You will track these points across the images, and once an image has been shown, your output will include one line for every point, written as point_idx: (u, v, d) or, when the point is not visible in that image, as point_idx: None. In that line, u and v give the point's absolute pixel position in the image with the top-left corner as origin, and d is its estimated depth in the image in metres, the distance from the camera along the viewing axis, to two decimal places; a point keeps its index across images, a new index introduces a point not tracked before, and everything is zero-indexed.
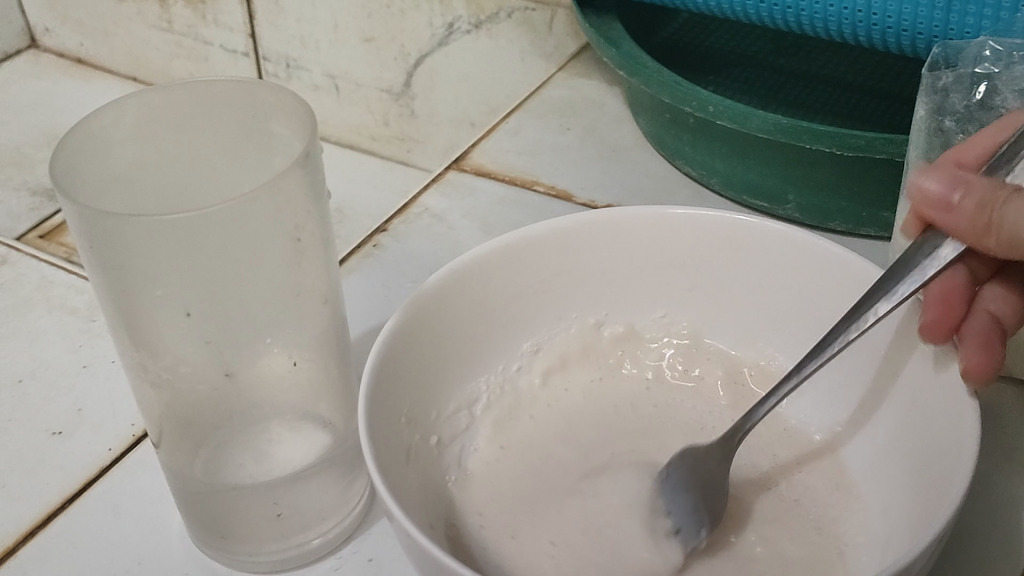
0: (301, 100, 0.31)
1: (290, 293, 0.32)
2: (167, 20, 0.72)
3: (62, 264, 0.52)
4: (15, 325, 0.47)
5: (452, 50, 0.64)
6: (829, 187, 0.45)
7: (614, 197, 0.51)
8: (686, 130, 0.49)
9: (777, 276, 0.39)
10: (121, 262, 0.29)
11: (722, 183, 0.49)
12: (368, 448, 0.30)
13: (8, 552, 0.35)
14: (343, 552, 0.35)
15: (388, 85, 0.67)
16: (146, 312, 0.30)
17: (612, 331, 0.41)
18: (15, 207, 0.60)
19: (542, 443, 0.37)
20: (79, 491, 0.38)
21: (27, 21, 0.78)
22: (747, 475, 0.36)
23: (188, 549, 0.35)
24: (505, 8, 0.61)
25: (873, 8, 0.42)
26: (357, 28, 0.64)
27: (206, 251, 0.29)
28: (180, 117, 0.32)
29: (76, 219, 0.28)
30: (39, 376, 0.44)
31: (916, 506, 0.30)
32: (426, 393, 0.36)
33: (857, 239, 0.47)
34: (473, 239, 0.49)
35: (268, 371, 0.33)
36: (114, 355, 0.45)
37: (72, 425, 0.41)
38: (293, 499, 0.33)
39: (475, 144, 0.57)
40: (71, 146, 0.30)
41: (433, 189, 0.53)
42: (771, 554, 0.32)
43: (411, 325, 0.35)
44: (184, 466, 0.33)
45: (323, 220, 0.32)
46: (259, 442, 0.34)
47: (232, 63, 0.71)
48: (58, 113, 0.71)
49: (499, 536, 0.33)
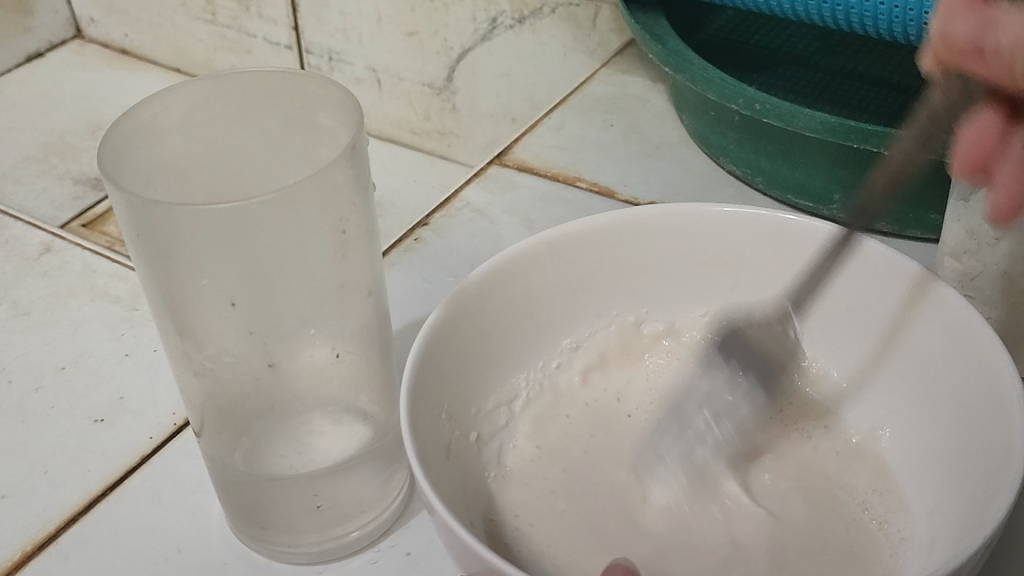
0: (346, 91, 0.31)
1: (334, 284, 0.32)
2: (210, 12, 0.72)
3: (104, 253, 0.52)
4: (59, 313, 0.48)
5: (495, 46, 0.63)
6: (876, 187, 0.44)
7: (656, 195, 0.51)
8: (731, 128, 0.48)
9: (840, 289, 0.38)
10: (168, 251, 0.29)
11: (767, 181, 0.48)
12: (410, 442, 0.30)
13: (50, 537, 0.36)
14: (382, 545, 0.35)
15: (430, 80, 0.65)
16: (190, 301, 0.30)
17: (651, 329, 0.41)
18: (58, 195, 0.61)
19: (582, 437, 0.37)
20: (122, 478, 0.38)
21: (73, 12, 0.79)
22: (788, 475, 0.35)
23: (228, 539, 0.35)
24: (549, 4, 0.61)
25: (924, 7, 0.41)
26: (399, 22, 0.64)
27: (252, 241, 0.29)
28: (228, 106, 0.32)
29: (123, 208, 0.28)
30: (83, 363, 0.44)
31: (963, 510, 0.30)
32: (466, 388, 0.36)
33: (904, 240, 0.46)
34: (515, 234, 0.49)
35: (310, 364, 0.34)
36: (157, 344, 0.45)
37: (114, 412, 0.41)
38: (333, 492, 0.33)
39: (517, 139, 0.57)
40: (120, 136, 0.30)
41: (475, 184, 0.53)
42: (812, 554, 0.32)
43: (452, 319, 0.35)
44: (224, 455, 0.33)
45: (368, 213, 0.32)
46: (299, 432, 0.34)
47: (275, 55, 0.71)
48: (102, 103, 0.72)
49: (540, 531, 0.33)
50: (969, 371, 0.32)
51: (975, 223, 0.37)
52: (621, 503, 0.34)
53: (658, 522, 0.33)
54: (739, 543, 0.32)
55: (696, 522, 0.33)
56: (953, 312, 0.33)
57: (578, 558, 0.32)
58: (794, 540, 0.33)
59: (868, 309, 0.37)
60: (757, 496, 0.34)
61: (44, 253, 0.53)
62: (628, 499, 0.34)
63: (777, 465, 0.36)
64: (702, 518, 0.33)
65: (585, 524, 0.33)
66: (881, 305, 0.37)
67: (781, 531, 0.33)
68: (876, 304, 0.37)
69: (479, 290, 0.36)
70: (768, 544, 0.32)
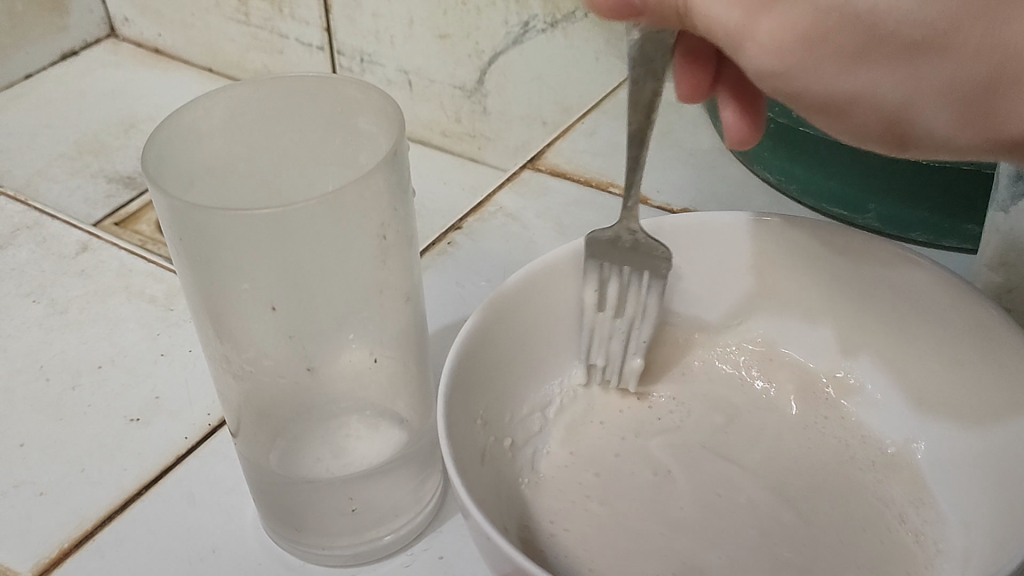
0: (386, 97, 0.31)
1: (373, 289, 0.32)
2: (243, 12, 0.72)
3: (139, 252, 0.53)
4: (95, 313, 0.48)
5: (529, 48, 0.62)
6: (910, 196, 0.44)
7: (689, 202, 0.51)
8: (765, 135, 0.48)
9: (883, 307, 0.38)
10: (210, 256, 0.29)
11: (800, 190, 0.48)
12: (447, 447, 0.30)
13: (87, 535, 0.36)
14: (414, 549, 0.35)
15: (461, 82, 0.66)
16: (232, 305, 0.31)
17: (686, 337, 0.41)
18: (92, 194, 0.61)
19: (616, 442, 0.37)
20: (157, 477, 0.38)
21: (107, 11, 0.80)
22: (822, 485, 0.35)
23: (263, 541, 0.35)
24: (582, 9, 0.61)
25: None
26: (431, 25, 0.64)
27: (293, 247, 0.29)
28: (270, 112, 0.32)
29: (167, 212, 0.28)
30: (119, 362, 0.44)
31: (1001, 524, 0.30)
32: (501, 394, 0.36)
33: (939, 250, 0.46)
34: (547, 239, 0.49)
35: (347, 367, 0.34)
36: (192, 344, 0.45)
37: (150, 412, 0.41)
38: (367, 496, 0.33)
39: (550, 143, 0.57)
40: (163, 140, 0.30)
41: (508, 189, 0.53)
42: (844, 566, 0.32)
43: (488, 327, 0.35)
44: (260, 457, 0.34)
45: (407, 219, 0.32)
46: (336, 436, 0.34)
47: (307, 56, 0.71)
48: (135, 101, 0.72)
49: (575, 537, 0.33)
50: (1007, 385, 0.32)
51: (1014, 236, 0.37)
52: (652, 509, 0.34)
53: (692, 531, 0.33)
54: (773, 552, 0.32)
55: (728, 530, 0.33)
56: (989, 325, 0.33)
57: (612, 563, 0.32)
58: (829, 550, 0.33)
59: (902, 320, 0.37)
60: (792, 504, 0.34)
61: (81, 252, 0.53)
62: (661, 506, 0.34)
63: (810, 473, 0.36)
64: (735, 526, 0.33)
65: (619, 530, 0.33)
66: (915, 316, 0.37)
67: (812, 541, 0.33)
68: (909, 315, 0.37)
69: (513, 298, 0.36)
70: (802, 553, 0.32)
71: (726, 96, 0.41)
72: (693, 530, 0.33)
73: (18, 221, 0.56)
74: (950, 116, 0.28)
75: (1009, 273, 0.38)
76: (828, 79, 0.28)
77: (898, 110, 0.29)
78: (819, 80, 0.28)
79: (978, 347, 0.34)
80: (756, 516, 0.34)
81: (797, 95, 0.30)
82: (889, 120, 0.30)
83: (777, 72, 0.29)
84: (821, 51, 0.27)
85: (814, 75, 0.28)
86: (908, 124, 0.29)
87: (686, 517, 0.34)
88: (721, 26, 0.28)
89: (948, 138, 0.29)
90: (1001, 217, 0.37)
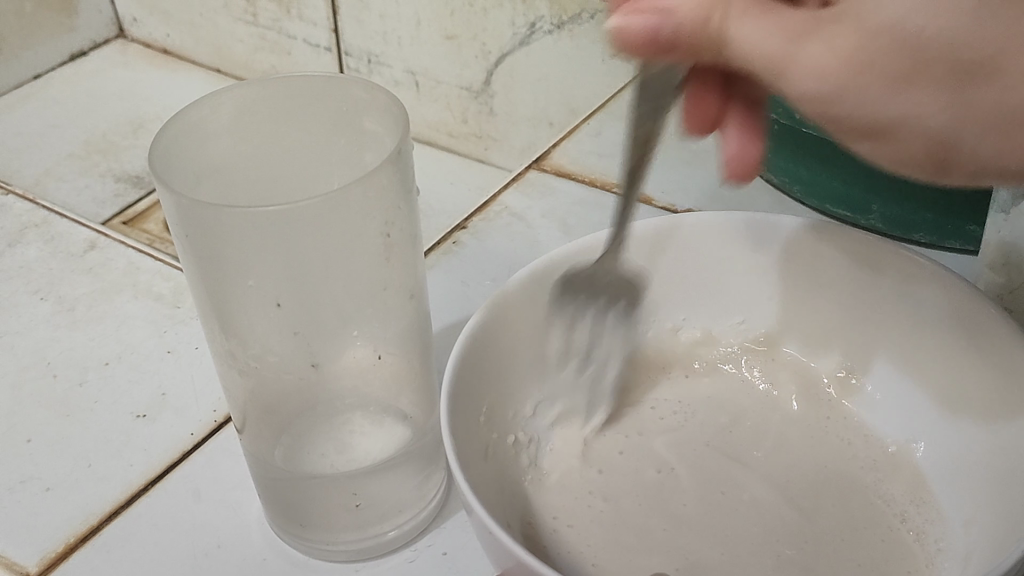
0: (392, 97, 0.31)
1: (378, 286, 0.32)
2: (252, 13, 0.72)
3: (147, 251, 0.53)
4: (103, 310, 0.48)
5: (534, 50, 0.63)
6: (914, 196, 0.44)
7: (693, 202, 0.51)
8: (771, 136, 0.49)
9: (882, 312, 0.38)
10: (215, 253, 0.30)
11: (805, 190, 0.49)
12: (450, 444, 0.30)
13: (92, 530, 0.36)
14: (418, 545, 0.35)
15: (468, 83, 0.66)
16: (237, 302, 0.31)
17: (689, 336, 0.42)
18: (100, 194, 0.62)
19: (619, 440, 0.37)
20: (163, 473, 0.38)
21: (116, 12, 0.80)
22: (824, 483, 0.36)
23: (267, 536, 0.36)
24: (587, 9, 0.61)
25: None
26: (438, 27, 0.64)
27: (298, 244, 0.30)
28: (277, 110, 0.33)
29: (172, 210, 0.29)
30: (125, 359, 0.45)
31: (1001, 523, 0.30)
32: (504, 391, 0.36)
33: (942, 252, 0.46)
34: (552, 240, 0.49)
35: (352, 365, 0.34)
36: (198, 342, 0.46)
37: (156, 408, 0.42)
38: (371, 492, 0.34)
39: (556, 144, 0.57)
40: (171, 137, 0.30)
41: (513, 189, 0.53)
42: (843, 564, 0.32)
43: (492, 324, 0.35)
44: (265, 453, 0.34)
45: (412, 218, 0.33)
46: (340, 433, 0.34)
47: (315, 58, 0.72)
48: (143, 102, 0.73)
49: (577, 534, 0.33)
50: (1005, 382, 0.32)
51: (1014, 237, 0.37)
52: (653, 506, 0.34)
53: (695, 528, 0.34)
54: (775, 550, 0.33)
55: (729, 528, 0.34)
56: (987, 325, 0.33)
57: (615, 560, 0.32)
58: (828, 548, 0.33)
59: (904, 324, 0.37)
60: (793, 502, 0.35)
61: (89, 250, 0.54)
62: (664, 503, 0.35)
63: (812, 472, 0.36)
64: (736, 525, 0.34)
65: (623, 527, 0.34)
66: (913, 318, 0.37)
67: (814, 539, 0.33)
68: (910, 320, 0.37)
69: (517, 296, 0.37)
70: (803, 549, 0.33)
71: (733, 120, 0.38)
72: (694, 528, 0.34)
73: (26, 220, 0.57)
74: (993, 148, 0.27)
75: (1011, 274, 0.38)
76: (875, 102, 0.28)
77: (941, 139, 0.28)
78: (867, 102, 0.28)
79: (977, 348, 0.34)
80: (757, 514, 0.34)
81: (840, 121, 0.29)
82: (930, 154, 0.29)
83: (821, 96, 0.28)
84: (869, 71, 0.27)
85: (860, 101, 0.28)
86: (956, 153, 0.28)
87: (687, 516, 0.34)
88: (765, 55, 0.29)
89: (996, 163, 0.28)
90: (1002, 218, 0.38)
